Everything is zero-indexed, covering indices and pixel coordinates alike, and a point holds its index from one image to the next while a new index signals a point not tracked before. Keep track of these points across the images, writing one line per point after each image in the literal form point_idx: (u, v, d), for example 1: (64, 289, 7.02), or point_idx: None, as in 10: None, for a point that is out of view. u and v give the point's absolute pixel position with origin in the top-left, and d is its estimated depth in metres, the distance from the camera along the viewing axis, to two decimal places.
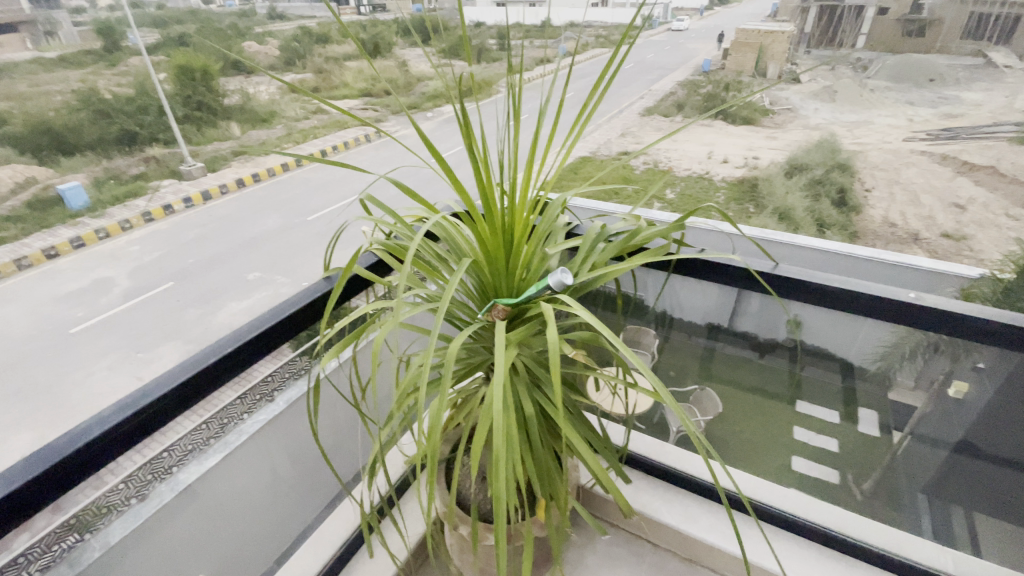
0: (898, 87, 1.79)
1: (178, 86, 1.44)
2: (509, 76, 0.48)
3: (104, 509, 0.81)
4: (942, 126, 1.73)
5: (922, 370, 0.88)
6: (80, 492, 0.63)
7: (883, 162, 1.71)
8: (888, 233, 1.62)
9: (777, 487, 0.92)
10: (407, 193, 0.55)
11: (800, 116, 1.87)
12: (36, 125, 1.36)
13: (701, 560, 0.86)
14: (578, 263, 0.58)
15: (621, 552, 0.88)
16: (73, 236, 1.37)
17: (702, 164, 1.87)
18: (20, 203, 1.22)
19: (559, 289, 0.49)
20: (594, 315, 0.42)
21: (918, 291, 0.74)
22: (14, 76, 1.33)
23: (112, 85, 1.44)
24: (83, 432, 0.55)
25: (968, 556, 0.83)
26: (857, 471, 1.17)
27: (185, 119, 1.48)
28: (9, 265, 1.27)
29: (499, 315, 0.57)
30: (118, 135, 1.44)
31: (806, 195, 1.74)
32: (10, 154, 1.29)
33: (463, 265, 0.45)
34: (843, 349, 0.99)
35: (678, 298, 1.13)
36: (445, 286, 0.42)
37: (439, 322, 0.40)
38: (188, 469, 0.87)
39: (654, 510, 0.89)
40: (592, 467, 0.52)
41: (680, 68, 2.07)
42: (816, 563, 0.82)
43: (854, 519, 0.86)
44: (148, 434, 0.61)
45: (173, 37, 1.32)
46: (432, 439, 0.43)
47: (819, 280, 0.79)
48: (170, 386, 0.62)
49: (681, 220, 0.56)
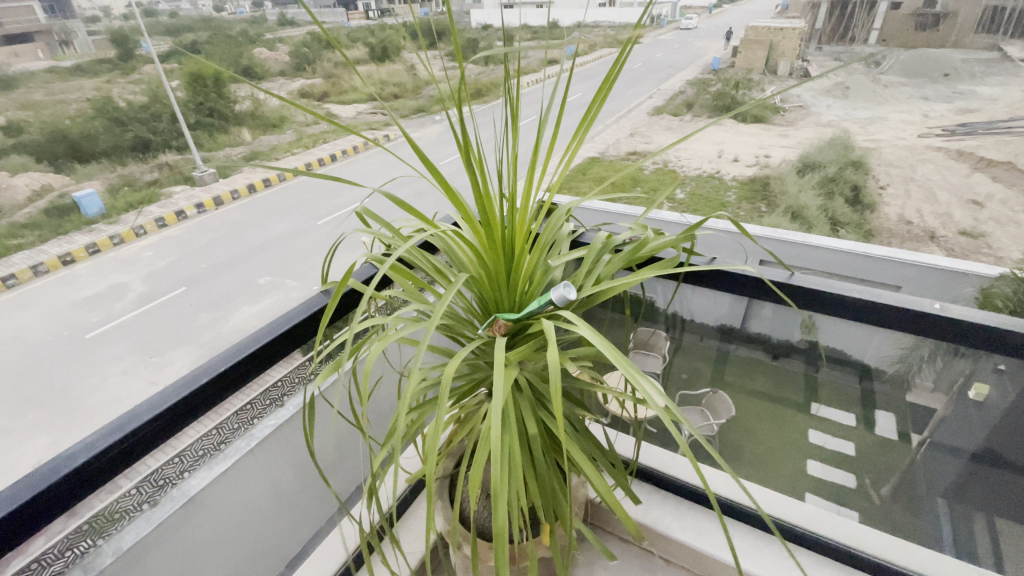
0: (912, 82, 1.77)
1: (191, 94, 1.49)
2: (506, 82, 0.47)
3: (116, 514, 0.81)
4: (958, 123, 1.68)
5: (941, 371, 0.85)
6: (95, 498, 0.63)
7: (898, 159, 1.69)
8: (904, 231, 1.58)
9: (792, 502, 0.90)
10: (402, 204, 0.54)
11: (811, 113, 1.85)
12: (53, 133, 1.43)
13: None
14: (582, 276, 0.57)
15: (632, 570, 0.87)
16: (87, 243, 1.25)
17: (712, 163, 1.84)
18: (36, 211, 1.28)
19: (562, 303, 0.48)
20: (597, 332, 0.42)
21: (943, 302, 0.74)
22: (31, 85, 1.36)
23: (126, 93, 1.49)
24: (68, 459, 0.54)
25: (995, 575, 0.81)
26: (874, 475, 1.24)
27: (197, 125, 1.53)
28: (27, 271, 1.21)
29: (501, 330, 0.56)
30: (133, 143, 1.45)
31: (819, 193, 1.70)
32: (28, 162, 1.36)
33: (457, 280, 0.45)
34: (859, 352, 0.98)
35: (689, 304, 1.13)
36: (438, 300, 0.43)
37: (429, 334, 0.40)
38: (199, 474, 0.89)
39: (666, 526, 0.88)
40: (598, 487, 0.51)
41: (690, 67, 2.04)
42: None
43: (873, 536, 0.84)
44: (141, 455, 0.60)
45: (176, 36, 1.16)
46: (428, 459, 0.41)
47: (839, 290, 0.78)
48: (162, 408, 0.60)
49: (690, 230, 0.54)
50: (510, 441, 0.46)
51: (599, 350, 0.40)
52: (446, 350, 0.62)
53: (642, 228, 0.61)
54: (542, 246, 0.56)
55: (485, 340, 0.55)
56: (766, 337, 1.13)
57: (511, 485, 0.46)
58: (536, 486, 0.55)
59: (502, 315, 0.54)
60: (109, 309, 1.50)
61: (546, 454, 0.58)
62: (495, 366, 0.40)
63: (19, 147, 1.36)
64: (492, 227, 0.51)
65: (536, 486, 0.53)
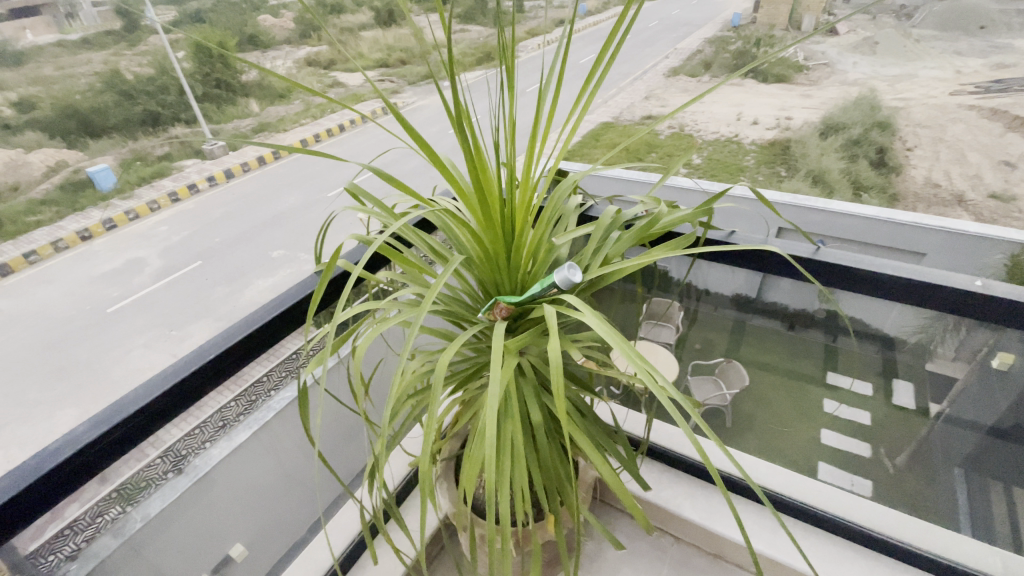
0: (946, 36, 1.66)
1: (197, 64, 1.34)
2: (502, 41, 0.44)
3: (143, 484, 0.85)
4: (993, 78, 1.59)
5: (962, 341, 0.83)
6: (124, 465, 0.65)
7: (926, 119, 1.61)
8: (931, 196, 1.55)
9: (808, 482, 0.90)
10: (392, 182, 0.51)
11: (837, 71, 1.74)
12: (64, 108, 1.30)
13: (726, 556, 0.86)
14: (589, 255, 0.56)
15: (643, 547, 0.89)
16: (106, 218, 1.32)
17: (730, 126, 1.76)
18: (53, 186, 1.24)
19: (567, 287, 0.46)
20: (602, 319, 0.40)
21: (984, 279, 0.71)
22: (40, 60, 1.28)
23: (135, 65, 1.35)
24: (53, 453, 0.51)
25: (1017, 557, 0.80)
26: (891, 445, 1.28)
27: (205, 97, 1.36)
28: (49, 247, 1.30)
29: (502, 313, 0.54)
30: (141, 117, 1.34)
31: (842, 156, 1.63)
32: (41, 138, 1.28)
33: (454, 263, 0.43)
34: (877, 322, 0.94)
35: (706, 278, 1.11)
36: (433, 282, 0.41)
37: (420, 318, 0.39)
38: (220, 445, 0.94)
39: (677, 505, 0.88)
40: (603, 472, 0.52)
41: (707, 24, 1.92)
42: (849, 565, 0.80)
43: (897, 519, 0.83)
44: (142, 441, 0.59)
45: (188, 13, 1.02)
46: (424, 451, 0.40)
47: (866, 266, 0.76)
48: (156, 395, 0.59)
49: (705, 205, 0.52)
50: (514, 428, 0.48)
51: (599, 334, 0.38)
52: (447, 334, 0.61)
53: (654, 201, 0.59)
54: (546, 222, 0.54)
55: (486, 323, 0.53)
56: (782, 308, 1.11)
57: (508, 469, 0.46)
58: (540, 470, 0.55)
59: (503, 299, 0.52)
60: (129, 284, 1.51)
61: (551, 438, 0.58)
62: (492, 357, 0.38)
63: (32, 123, 1.27)
64: (489, 204, 0.49)
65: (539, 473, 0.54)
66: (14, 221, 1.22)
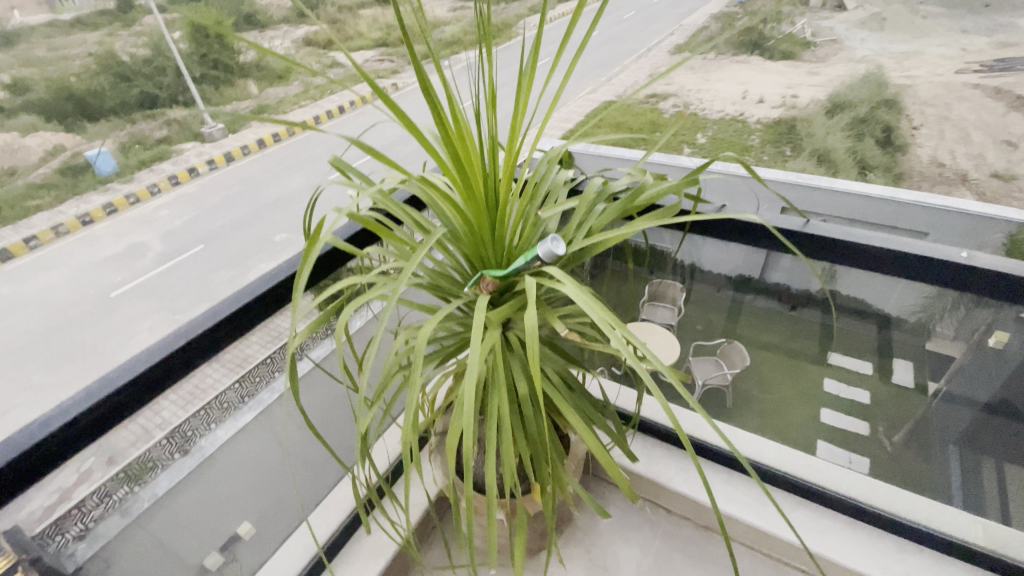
0: (952, 14, 1.67)
1: (192, 44, 1.18)
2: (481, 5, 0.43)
3: (150, 463, 0.88)
4: (997, 57, 1.57)
5: (962, 319, 0.83)
6: (128, 442, 0.66)
7: (932, 98, 1.60)
8: (936, 174, 1.54)
9: (801, 457, 0.94)
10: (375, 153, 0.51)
11: (845, 47, 1.73)
12: (59, 90, 1.17)
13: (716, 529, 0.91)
14: (575, 228, 0.57)
15: (635, 520, 0.94)
16: (106, 202, 1.38)
17: (736, 105, 1.74)
18: (50, 169, 1.18)
19: (551, 259, 0.47)
20: (581, 289, 0.41)
21: (971, 249, 0.72)
22: (31, 40, 1.11)
23: (130, 45, 1.21)
24: (42, 425, 0.52)
25: (999, 529, 0.84)
26: (890, 424, 1.27)
27: (202, 78, 1.22)
28: (49, 232, 1.28)
29: (488, 288, 0.57)
30: (138, 99, 1.25)
31: (848, 134, 1.61)
32: (37, 121, 1.16)
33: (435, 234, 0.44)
34: (879, 301, 0.94)
35: (701, 254, 1.09)
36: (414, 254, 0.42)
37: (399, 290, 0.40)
38: (226, 426, 0.97)
39: (667, 479, 0.92)
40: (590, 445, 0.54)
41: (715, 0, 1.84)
42: (835, 537, 0.85)
43: (883, 491, 0.87)
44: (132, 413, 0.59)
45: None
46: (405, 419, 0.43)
47: (858, 237, 0.77)
48: (149, 368, 0.59)
49: (694, 175, 0.52)
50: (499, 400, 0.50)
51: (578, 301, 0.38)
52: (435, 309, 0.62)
53: (642, 172, 0.59)
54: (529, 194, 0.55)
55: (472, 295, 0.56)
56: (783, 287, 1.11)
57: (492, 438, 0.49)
58: (527, 441, 0.57)
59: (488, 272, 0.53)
60: (131, 267, 1.53)
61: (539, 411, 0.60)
62: (472, 328, 0.41)
63: (27, 105, 1.14)
64: (471, 176, 0.49)
65: (526, 445, 0.56)
66: (15, 205, 1.17)
